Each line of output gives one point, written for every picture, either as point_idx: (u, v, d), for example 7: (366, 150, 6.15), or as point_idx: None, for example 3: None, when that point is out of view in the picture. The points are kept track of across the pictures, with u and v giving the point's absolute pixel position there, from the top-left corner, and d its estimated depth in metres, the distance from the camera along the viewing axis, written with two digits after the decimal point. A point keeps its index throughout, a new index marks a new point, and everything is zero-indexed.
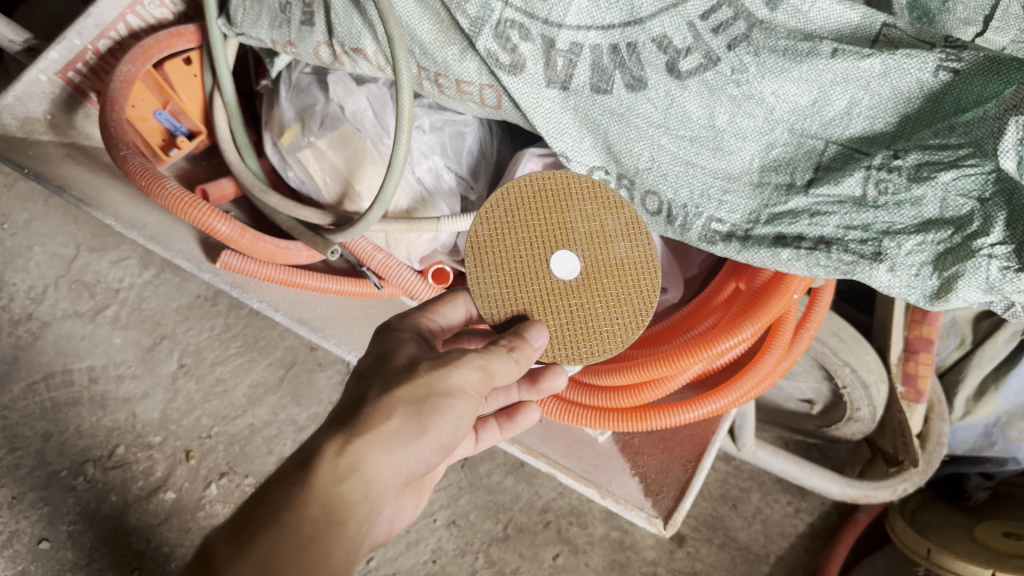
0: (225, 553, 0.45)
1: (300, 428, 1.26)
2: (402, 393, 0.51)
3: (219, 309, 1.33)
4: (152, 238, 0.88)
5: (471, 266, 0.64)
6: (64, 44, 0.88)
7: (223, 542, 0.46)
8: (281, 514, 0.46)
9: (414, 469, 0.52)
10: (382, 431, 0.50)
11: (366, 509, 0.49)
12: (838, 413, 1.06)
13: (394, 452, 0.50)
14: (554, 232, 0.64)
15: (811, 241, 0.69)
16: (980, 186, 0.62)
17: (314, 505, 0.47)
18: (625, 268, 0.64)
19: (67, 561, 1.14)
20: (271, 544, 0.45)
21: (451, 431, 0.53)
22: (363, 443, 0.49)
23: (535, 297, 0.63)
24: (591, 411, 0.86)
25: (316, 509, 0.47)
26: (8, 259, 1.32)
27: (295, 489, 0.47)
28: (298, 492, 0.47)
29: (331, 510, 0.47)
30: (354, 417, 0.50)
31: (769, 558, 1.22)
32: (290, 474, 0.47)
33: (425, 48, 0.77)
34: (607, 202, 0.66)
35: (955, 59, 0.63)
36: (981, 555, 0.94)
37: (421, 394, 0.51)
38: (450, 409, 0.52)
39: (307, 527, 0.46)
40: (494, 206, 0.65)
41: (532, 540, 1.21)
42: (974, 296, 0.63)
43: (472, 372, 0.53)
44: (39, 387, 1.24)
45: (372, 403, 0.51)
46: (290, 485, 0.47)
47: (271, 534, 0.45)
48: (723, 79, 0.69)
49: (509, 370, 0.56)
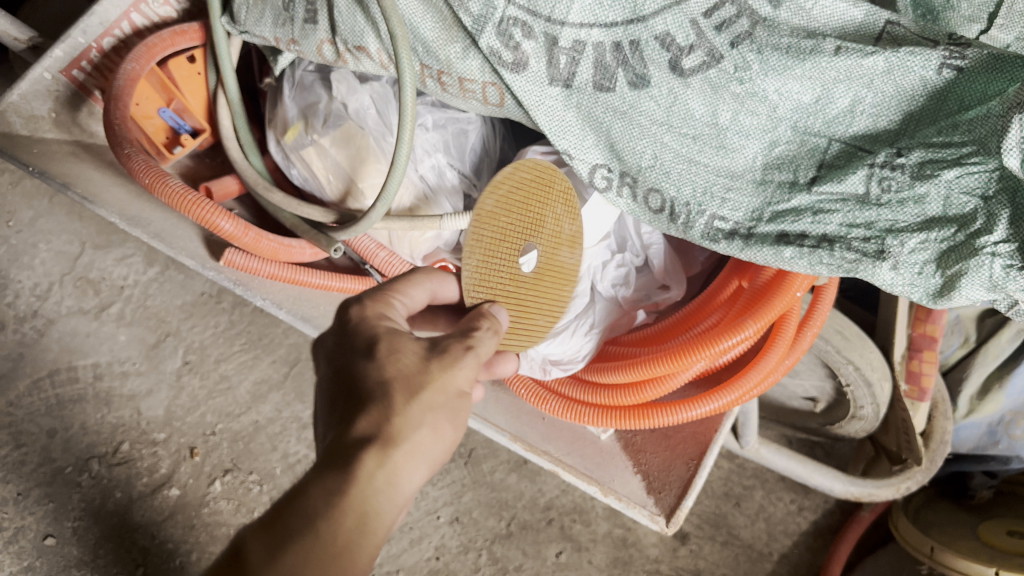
0: (258, 557, 0.44)
1: (304, 425, 1.26)
2: (426, 398, 0.51)
3: (223, 306, 1.33)
4: (156, 235, 0.89)
5: (470, 239, 0.59)
6: (68, 42, 0.88)
7: (256, 544, 0.44)
8: (319, 525, 0.45)
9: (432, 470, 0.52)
10: (415, 441, 0.49)
11: (396, 515, 0.49)
12: (842, 411, 1.05)
13: (422, 458, 0.50)
14: (529, 220, 0.65)
15: (814, 238, 0.69)
16: (983, 184, 0.62)
17: (350, 515, 0.46)
18: (563, 274, 0.72)
19: (72, 558, 1.14)
20: (305, 553, 0.44)
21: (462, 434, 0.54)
22: (397, 452, 0.48)
23: (500, 283, 0.63)
24: (594, 409, 0.86)
25: (352, 520, 0.46)
26: (14, 256, 1.33)
27: (333, 499, 0.46)
28: (336, 503, 0.46)
29: (366, 521, 0.47)
30: (383, 425, 0.49)
31: (772, 555, 1.22)
32: (327, 482, 0.47)
33: (429, 46, 0.77)
34: (571, 209, 0.71)
35: (959, 57, 0.63)
36: (985, 554, 0.94)
37: (441, 397, 0.52)
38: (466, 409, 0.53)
39: (344, 538, 0.46)
40: (503, 179, 0.61)
41: (535, 537, 1.22)
42: (978, 295, 0.63)
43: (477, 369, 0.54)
44: (44, 384, 1.24)
45: (400, 411, 0.50)
46: (328, 495, 0.46)
47: (308, 544, 0.44)
48: (727, 76, 0.69)
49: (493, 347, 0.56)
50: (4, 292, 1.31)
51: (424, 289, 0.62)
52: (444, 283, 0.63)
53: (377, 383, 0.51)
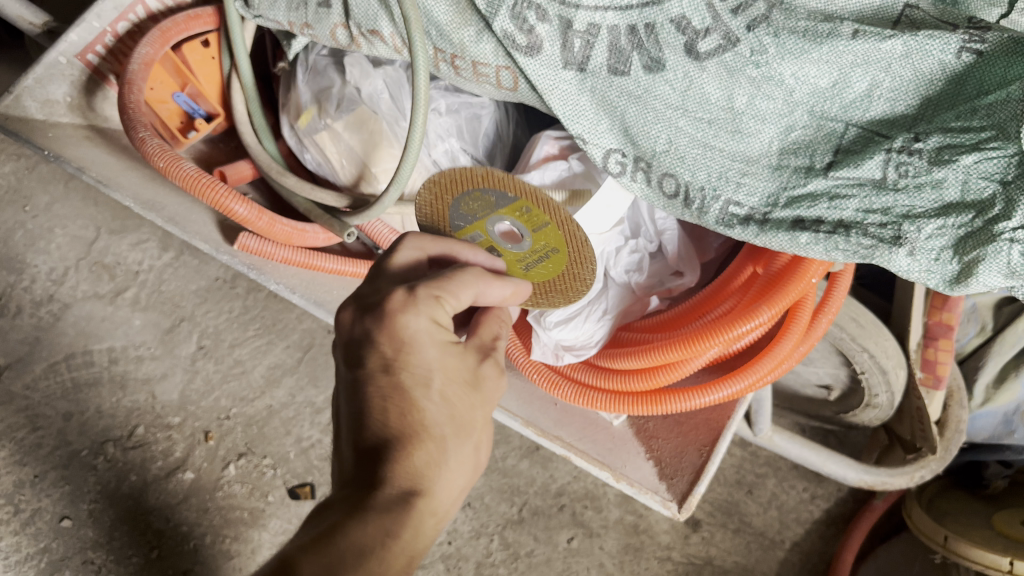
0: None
1: (317, 410, 1.27)
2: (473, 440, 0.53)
3: (237, 292, 1.35)
4: (170, 219, 0.90)
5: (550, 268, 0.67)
6: (83, 26, 0.89)
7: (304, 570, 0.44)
8: (370, 563, 0.45)
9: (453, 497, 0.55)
10: (458, 486, 0.52)
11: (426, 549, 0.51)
12: (856, 399, 1.05)
13: (460, 495, 0.53)
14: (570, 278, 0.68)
15: (830, 224, 0.68)
16: (1002, 169, 0.61)
17: (400, 557, 0.47)
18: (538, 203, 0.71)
19: (88, 539, 1.16)
20: None
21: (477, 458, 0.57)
22: (446, 496, 0.50)
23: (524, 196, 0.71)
24: (607, 395, 0.86)
25: (398, 560, 0.47)
26: (30, 241, 1.34)
27: (388, 540, 0.46)
28: (390, 544, 0.46)
29: (408, 562, 0.48)
30: (437, 468, 0.50)
31: (784, 543, 1.22)
32: (383, 520, 0.47)
33: (442, 30, 0.76)
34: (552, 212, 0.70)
35: (979, 41, 0.63)
36: (999, 544, 0.93)
37: (480, 436, 0.54)
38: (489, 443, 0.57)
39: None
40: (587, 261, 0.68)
41: (547, 523, 1.22)
42: (995, 282, 0.61)
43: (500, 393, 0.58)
44: (60, 367, 1.26)
45: (451, 455, 0.51)
46: (383, 535, 0.46)
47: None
48: (743, 60, 0.68)
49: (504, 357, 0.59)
50: (20, 277, 1.32)
51: (472, 293, 0.55)
52: (489, 286, 0.56)
53: (429, 421, 0.51)
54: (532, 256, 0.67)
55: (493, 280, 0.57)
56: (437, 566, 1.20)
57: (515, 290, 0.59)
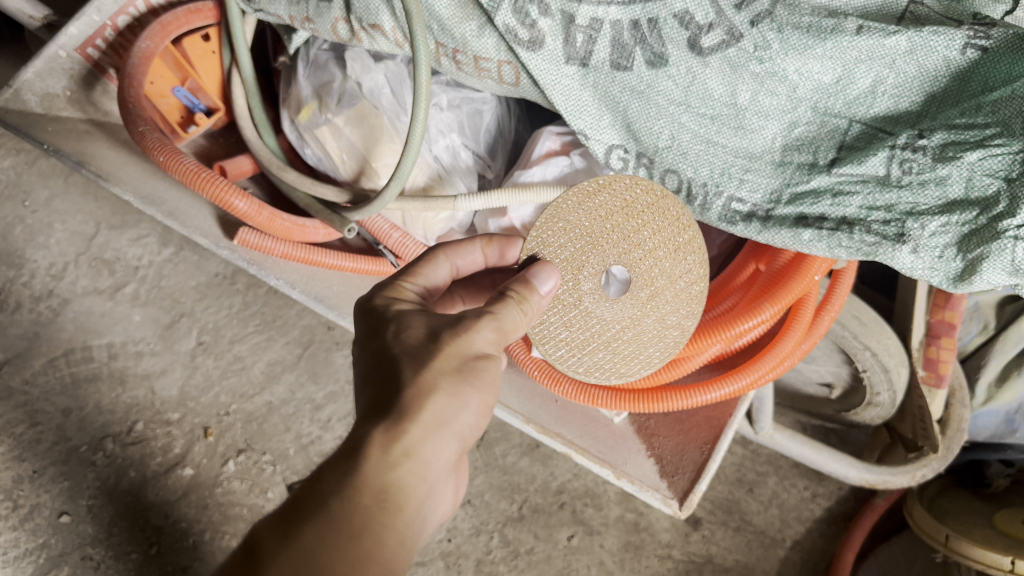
0: (271, 543, 0.46)
1: (317, 406, 1.27)
2: (438, 368, 0.51)
3: (237, 288, 1.34)
4: (170, 214, 0.89)
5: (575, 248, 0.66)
6: (83, 20, 0.88)
7: (270, 532, 0.46)
8: (331, 505, 0.47)
9: (464, 439, 0.53)
10: (428, 413, 0.50)
11: (422, 490, 0.50)
12: (858, 397, 1.04)
13: (444, 428, 0.51)
14: (624, 204, 0.67)
15: (833, 221, 0.68)
16: (1008, 167, 0.61)
17: (367, 491, 0.48)
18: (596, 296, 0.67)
19: (87, 535, 1.16)
20: (320, 534, 0.46)
21: (492, 392, 0.54)
22: (414, 428, 0.49)
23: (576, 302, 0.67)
24: (608, 392, 0.85)
25: (369, 499, 0.48)
26: (30, 235, 1.34)
27: (345, 479, 0.48)
28: (350, 482, 0.47)
29: (383, 496, 0.48)
30: (396, 401, 0.50)
31: (785, 542, 1.22)
32: (340, 463, 0.48)
33: (443, 24, 0.75)
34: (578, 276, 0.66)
35: (983, 37, 0.62)
36: (1000, 542, 0.93)
37: (455, 364, 0.52)
38: (487, 372, 0.53)
39: (361, 516, 0.47)
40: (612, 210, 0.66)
41: (547, 520, 1.22)
42: (999, 279, 0.61)
43: (494, 331, 0.54)
44: (60, 363, 1.26)
45: (411, 384, 0.50)
46: (341, 475, 0.48)
47: (321, 527, 0.46)
48: (746, 56, 0.67)
49: (518, 321, 0.56)
50: (19, 272, 1.31)
51: (440, 265, 0.63)
52: (459, 250, 0.64)
53: (384, 364, 0.52)
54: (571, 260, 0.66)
55: (458, 245, 0.65)
56: (437, 563, 1.19)
57: (486, 243, 0.67)
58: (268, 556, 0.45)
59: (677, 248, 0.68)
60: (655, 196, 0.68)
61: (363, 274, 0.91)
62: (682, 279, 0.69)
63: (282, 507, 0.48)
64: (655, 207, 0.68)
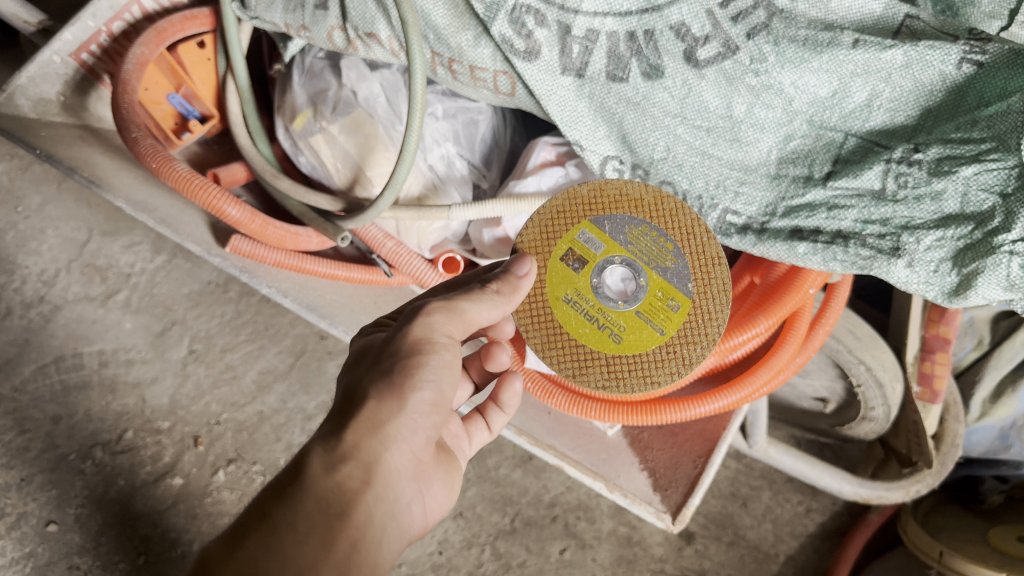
0: (218, 556, 0.46)
1: (308, 416, 1.26)
2: (371, 376, 0.53)
3: (229, 296, 1.33)
4: (162, 221, 0.90)
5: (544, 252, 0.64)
6: (78, 26, 0.87)
7: (218, 547, 0.47)
8: (272, 515, 0.48)
9: (412, 442, 0.53)
10: (364, 415, 0.51)
11: (370, 496, 0.50)
12: (852, 412, 1.04)
13: (380, 432, 0.51)
14: (586, 204, 0.65)
15: (829, 235, 0.68)
16: (1002, 181, 0.61)
17: (310, 497, 0.48)
18: (593, 314, 0.62)
19: (74, 544, 1.14)
20: (264, 543, 0.46)
21: (434, 387, 0.54)
22: (350, 433, 0.51)
23: (584, 308, 0.62)
24: (601, 404, 0.83)
25: (312, 505, 0.48)
26: (20, 242, 1.32)
27: (286, 489, 0.48)
28: (290, 491, 0.48)
29: (326, 502, 0.48)
30: (341, 413, 0.52)
31: (778, 557, 1.21)
32: (283, 475, 0.49)
33: (440, 34, 0.75)
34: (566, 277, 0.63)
35: (979, 52, 0.62)
36: (995, 560, 0.92)
37: (389, 365, 0.53)
38: (424, 366, 0.53)
39: (305, 523, 0.47)
40: (573, 215, 0.65)
41: (539, 534, 1.20)
42: (994, 294, 0.61)
43: (439, 321, 0.55)
44: (49, 370, 1.24)
45: (356, 395, 0.53)
46: (283, 487, 0.49)
47: (264, 535, 0.47)
48: (742, 68, 0.67)
49: (485, 308, 0.56)
50: (11, 278, 1.30)
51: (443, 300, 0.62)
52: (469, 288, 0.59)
53: (342, 377, 0.56)
54: (581, 295, 0.63)
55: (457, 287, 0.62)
56: None
57: (502, 283, 0.57)
58: (209, 569, 0.45)
59: (683, 338, 0.62)
60: (617, 378, 0.62)
61: (357, 283, 0.92)
62: (704, 312, 0.63)
63: (234, 525, 0.49)
64: (636, 357, 0.62)
